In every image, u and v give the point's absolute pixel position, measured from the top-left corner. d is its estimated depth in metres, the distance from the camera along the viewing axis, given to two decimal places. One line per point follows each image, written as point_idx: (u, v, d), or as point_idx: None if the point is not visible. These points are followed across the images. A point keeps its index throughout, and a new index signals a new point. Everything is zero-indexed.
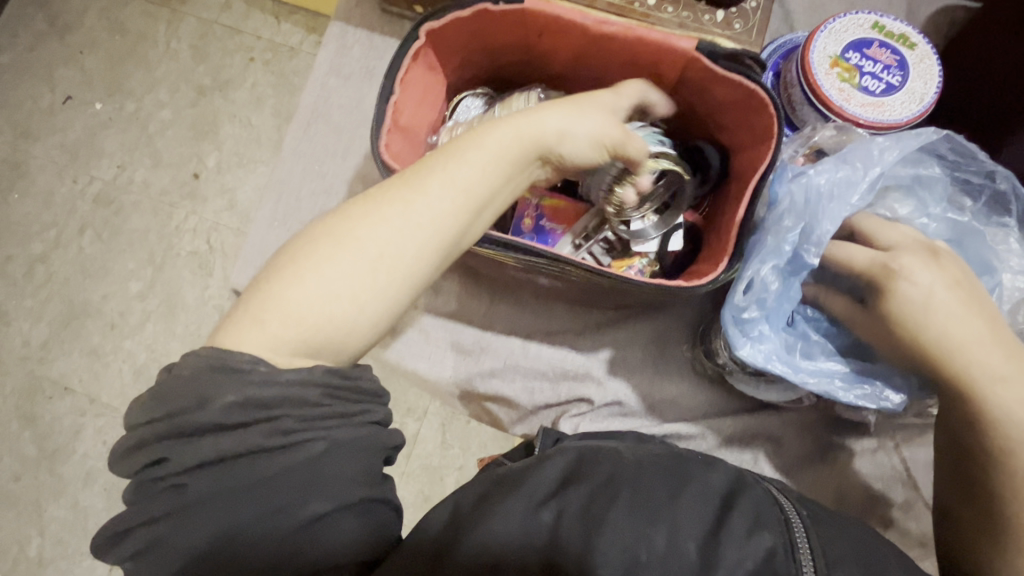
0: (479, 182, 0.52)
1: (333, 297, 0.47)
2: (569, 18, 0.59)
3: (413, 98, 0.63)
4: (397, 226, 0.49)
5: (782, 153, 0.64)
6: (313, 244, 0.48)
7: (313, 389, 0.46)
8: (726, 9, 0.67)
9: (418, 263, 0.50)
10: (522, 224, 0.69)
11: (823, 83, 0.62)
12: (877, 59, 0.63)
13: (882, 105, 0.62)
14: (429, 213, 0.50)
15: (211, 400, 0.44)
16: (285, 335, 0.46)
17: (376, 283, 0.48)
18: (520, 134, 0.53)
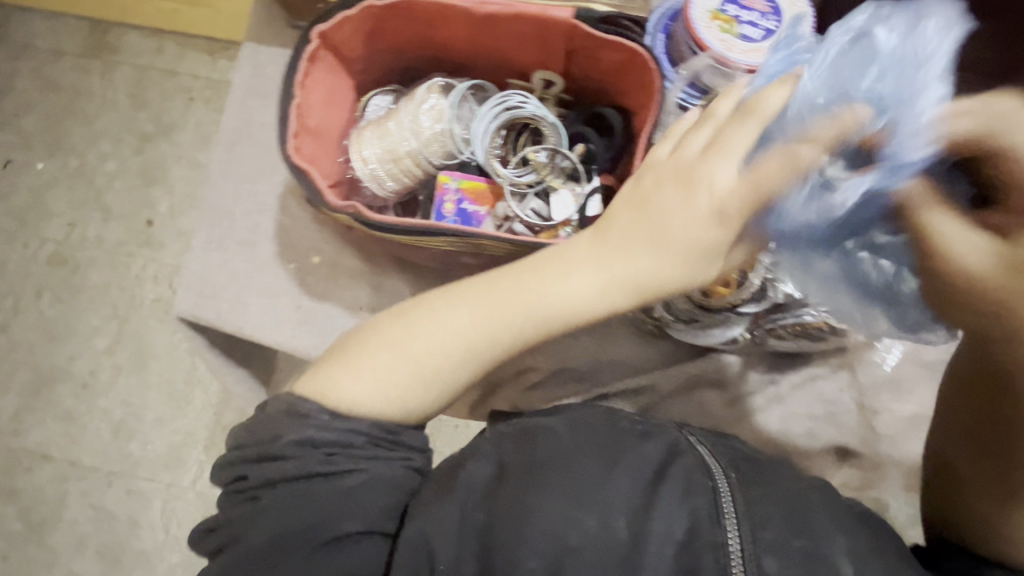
0: (502, 329, 0.56)
1: (391, 381, 0.55)
2: (451, 4, 0.61)
3: (317, 101, 0.64)
4: (409, 333, 0.56)
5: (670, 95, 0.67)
6: (371, 340, 0.57)
7: (319, 455, 0.53)
8: None
9: (445, 361, 0.56)
10: (444, 209, 0.69)
11: (705, 36, 0.65)
12: (753, 7, 0.66)
13: (762, 50, 0.65)
14: (425, 361, 0.56)
15: (282, 436, 0.53)
16: (373, 395, 0.55)
17: (401, 377, 0.55)
18: (538, 302, 0.56)
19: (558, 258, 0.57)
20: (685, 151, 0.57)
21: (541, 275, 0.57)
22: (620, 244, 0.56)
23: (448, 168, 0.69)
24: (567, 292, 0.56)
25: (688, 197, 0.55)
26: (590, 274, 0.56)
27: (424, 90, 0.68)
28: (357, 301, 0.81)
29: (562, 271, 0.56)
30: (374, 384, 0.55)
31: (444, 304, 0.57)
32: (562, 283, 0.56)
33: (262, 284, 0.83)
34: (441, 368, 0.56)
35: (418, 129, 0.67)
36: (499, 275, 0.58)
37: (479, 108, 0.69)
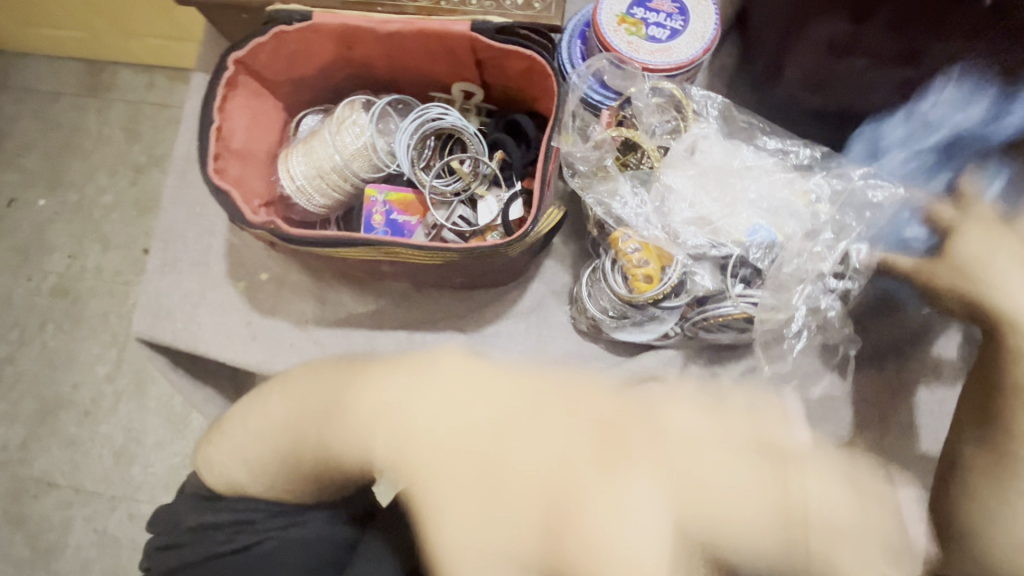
0: (400, 445, 0.49)
1: (268, 416, 0.62)
2: (357, 24, 0.63)
3: (241, 123, 0.67)
4: (286, 402, 0.61)
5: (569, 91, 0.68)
6: (280, 381, 0.64)
7: (236, 525, 0.67)
8: None
9: (288, 417, 0.60)
10: (374, 221, 0.71)
11: (612, 39, 0.67)
12: (660, 9, 0.68)
13: (669, 49, 0.67)
14: (294, 429, 0.59)
15: (183, 521, 0.69)
16: (262, 425, 0.63)
17: (297, 426, 0.59)
18: (434, 455, 0.48)
19: (397, 370, 0.52)
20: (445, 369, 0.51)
21: (389, 390, 0.51)
22: (494, 421, 0.47)
23: (374, 181, 0.72)
24: (460, 420, 0.48)
25: (417, 395, 0.50)
26: (483, 416, 0.47)
27: (346, 107, 0.71)
28: (303, 314, 0.84)
29: (392, 380, 0.52)
30: (262, 431, 0.62)
31: (274, 408, 0.61)
32: (383, 389, 0.51)
33: (215, 304, 0.85)
34: (301, 429, 0.58)
35: (341, 145, 0.69)
36: (344, 373, 0.57)
37: (403, 123, 0.71)
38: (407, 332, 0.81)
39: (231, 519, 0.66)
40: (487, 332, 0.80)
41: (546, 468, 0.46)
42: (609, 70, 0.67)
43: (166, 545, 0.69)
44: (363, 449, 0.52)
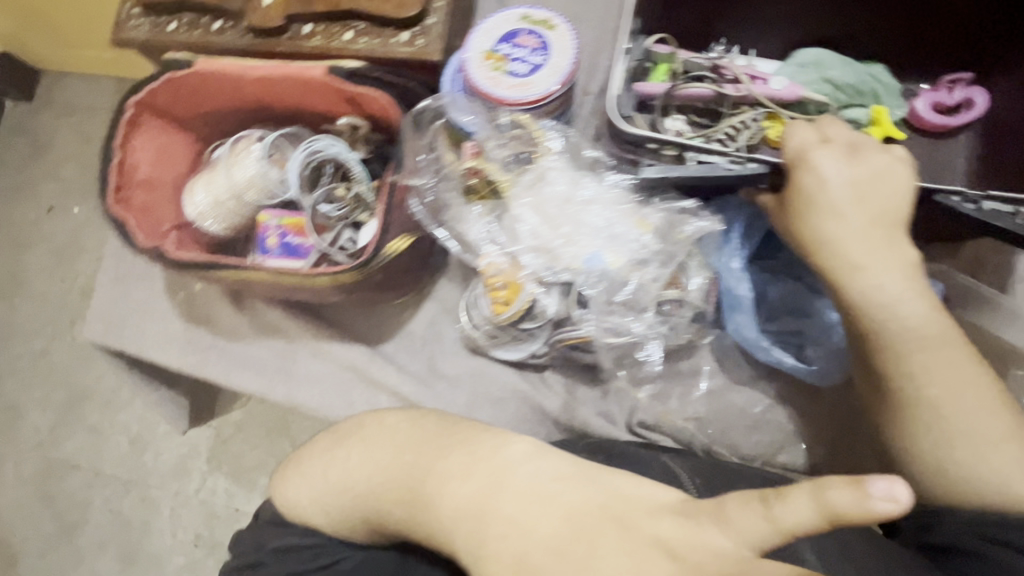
0: (474, 542, 0.45)
1: (344, 482, 0.61)
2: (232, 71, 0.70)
3: (147, 157, 0.75)
4: (358, 457, 0.61)
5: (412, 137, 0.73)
6: (354, 427, 0.66)
7: (304, 551, 0.64)
8: (410, 31, 0.78)
9: (363, 480, 0.59)
10: (268, 243, 0.79)
11: (476, 74, 0.71)
12: (525, 45, 0.72)
13: (528, 84, 0.70)
14: (362, 498, 0.59)
15: (266, 544, 0.66)
16: (319, 487, 0.63)
17: (355, 463, 0.61)
18: (497, 547, 0.43)
19: (479, 467, 0.49)
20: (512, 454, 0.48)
21: (458, 486, 0.49)
22: (546, 508, 0.42)
23: (269, 207, 0.79)
24: (532, 514, 0.43)
25: (471, 476, 0.49)
26: (561, 561, 0.39)
27: (243, 142, 0.78)
28: (227, 324, 0.92)
29: (463, 477, 0.49)
30: (334, 473, 0.62)
31: (382, 464, 0.58)
32: (456, 488, 0.49)
33: (155, 312, 0.95)
34: (392, 492, 0.55)
35: (235, 175, 0.76)
36: (434, 457, 0.54)
37: (292, 153, 0.78)
38: (314, 342, 0.88)
39: (309, 544, 0.64)
40: (385, 345, 0.87)
41: (618, 572, 0.37)
42: (478, 111, 0.72)
43: (276, 547, 0.65)
44: (448, 535, 0.48)
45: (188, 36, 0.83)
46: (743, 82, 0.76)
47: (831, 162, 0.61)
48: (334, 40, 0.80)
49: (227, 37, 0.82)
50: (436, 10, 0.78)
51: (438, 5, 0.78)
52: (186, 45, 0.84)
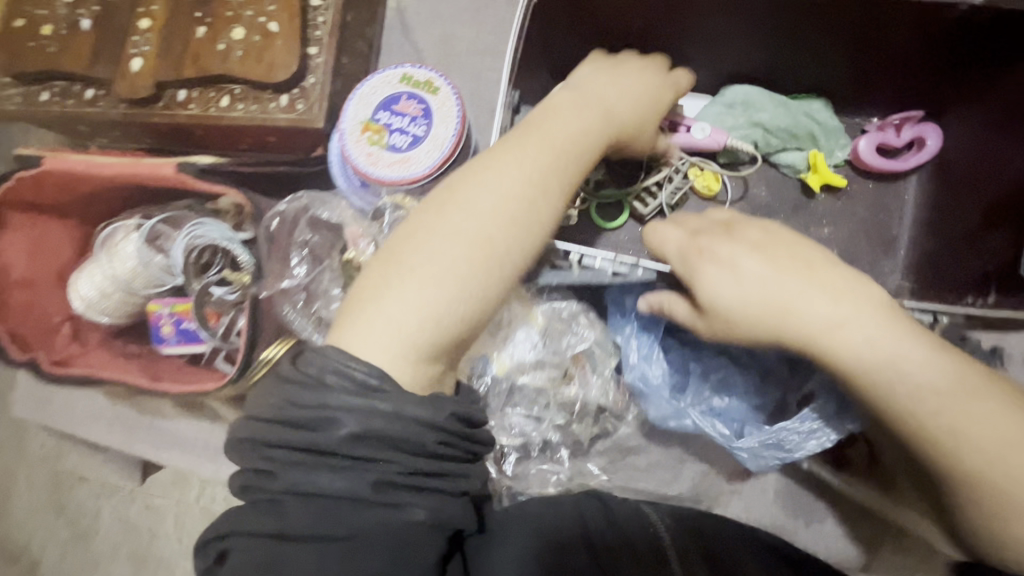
0: (457, 323, 0.48)
1: (411, 314, 0.46)
2: (84, 168, 0.64)
3: (19, 256, 0.72)
4: (434, 276, 0.47)
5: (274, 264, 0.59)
6: (377, 284, 0.48)
7: (431, 435, 0.43)
8: (289, 93, 0.71)
9: (424, 331, 0.47)
10: (164, 331, 0.75)
11: (353, 151, 0.64)
12: (405, 113, 0.64)
13: (408, 159, 0.63)
14: (393, 342, 0.46)
15: (336, 428, 0.42)
16: (419, 333, 0.46)
17: (422, 343, 0.46)
18: (490, 251, 0.48)
19: (421, 253, 0.48)
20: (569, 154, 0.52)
21: (425, 295, 0.47)
22: (480, 171, 0.50)
23: (158, 295, 0.74)
24: (495, 204, 0.49)
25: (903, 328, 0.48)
26: (514, 174, 0.50)
27: (121, 231, 0.72)
28: (151, 399, 0.89)
29: (396, 299, 0.47)
30: (426, 296, 0.47)
31: (409, 368, 0.46)
32: (403, 314, 0.46)
33: (78, 391, 0.91)
34: (414, 350, 0.46)
35: (115, 266, 0.72)
36: (356, 316, 0.47)
37: (176, 238, 0.73)
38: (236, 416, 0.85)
39: None
40: None
41: (566, 136, 0.52)
42: (367, 197, 0.66)
43: (290, 440, 0.42)
44: (453, 330, 0.48)
45: (59, 107, 0.77)
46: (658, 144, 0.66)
47: (728, 262, 0.52)
48: (211, 107, 0.73)
49: (99, 108, 0.75)
50: (316, 68, 0.71)
51: (318, 62, 0.71)
52: (61, 117, 0.77)
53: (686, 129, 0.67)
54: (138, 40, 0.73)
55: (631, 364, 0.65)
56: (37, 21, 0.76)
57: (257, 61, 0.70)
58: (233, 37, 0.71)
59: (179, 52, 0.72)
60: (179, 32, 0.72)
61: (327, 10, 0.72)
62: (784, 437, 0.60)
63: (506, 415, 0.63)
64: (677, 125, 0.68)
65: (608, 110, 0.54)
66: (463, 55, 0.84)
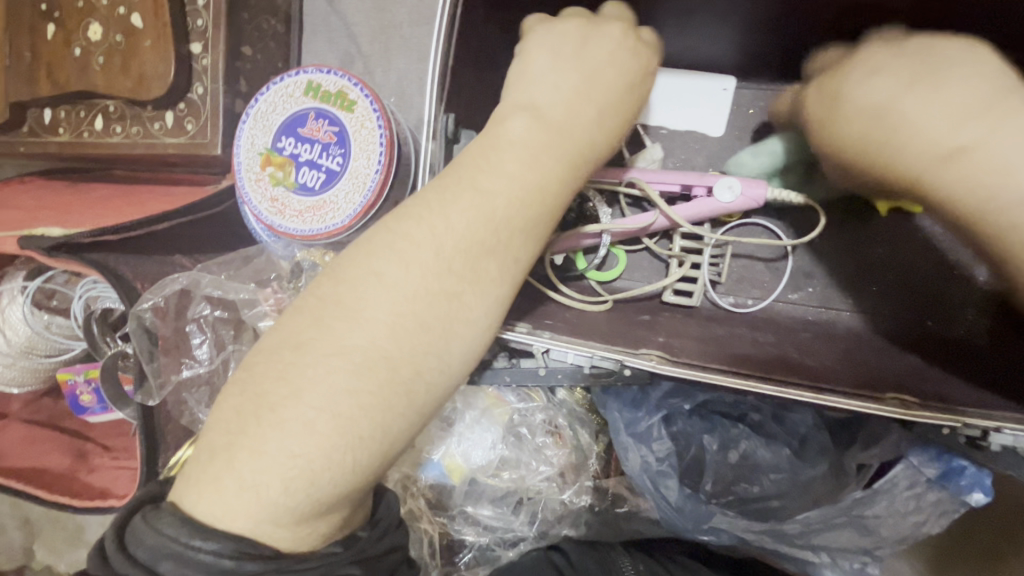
0: (350, 479, 0.34)
1: (284, 464, 0.33)
2: None
3: None
4: (314, 402, 0.34)
5: (147, 363, 0.46)
6: (239, 439, 0.34)
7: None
8: (174, 109, 0.55)
9: (297, 483, 0.33)
10: (83, 399, 0.65)
11: (253, 194, 0.49)
12: (314, 139, 0.49)
13: (322, 205, 0.48)
14: (256, 503, 0.33)
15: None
16: (289, 493, 0.33)
17: (296, 504, 0.33)
18: (411, 359, 0.35)
19: (326, 358, 0.34)
20: (533, 184, 0.36)
21: (320, 435, 0.33)
22: (417, 240, 0.35)
23: (70, 361, 0.64)
24: (420, 283, 0.35)
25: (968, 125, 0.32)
26: (475, 231, 0.35)
27: (7, 296, 0.60)
28: None
29: (287, 430, 0.33)
30: (283, 444, 0.33)
31: (292, 532, 0.34)
32: (294, 453, 0.33)
33: None
34: (292, 513, 0.33)
35: (8, 336, 0.61)
36: (219, 462, 0.34)
37: (73, 298, 0.60)
38: None
39: None
40: None
41: (525, 186, 0.36)
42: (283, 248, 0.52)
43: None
44: (354, 482, 0.35)
45: None
46: (660, 207, 0.51)
47: (869, 73, 0.37)
48: (83, 132, 0.57)
49: None
50: (203, 73, 0.54)
51: (204, 64, 0.54)
52: None
53: (706, 192, 0.52)
54: None
55: (620, 449, 0.48)
56: None
57: (123, 71, 0.53)
58: (89, 37, 0.54)
59: (29, 61, 0.56)
60: (25, 34, 0.56)
61: None
62: (874, 521, 0.48)
63: (483, 533, 0.50)
64: (694, 189, 0.52)
65: (580, 146, 0.38)
66: (403, 28, 0.65)
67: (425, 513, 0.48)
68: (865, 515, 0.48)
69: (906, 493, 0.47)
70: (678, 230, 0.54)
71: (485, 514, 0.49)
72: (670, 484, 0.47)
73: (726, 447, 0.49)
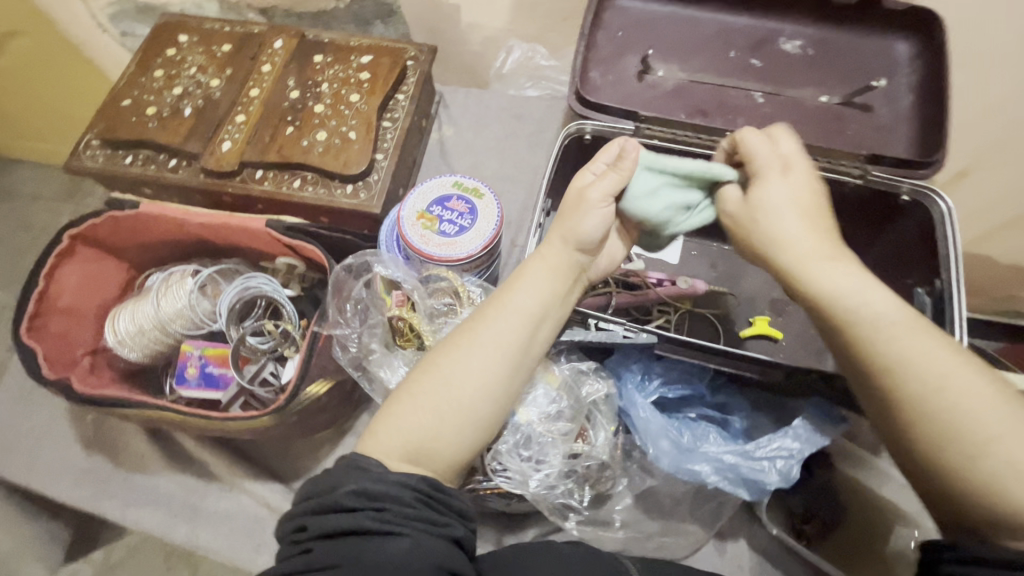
0: (426, 439, 0.58)
1: (395, 429, 0.58)
2: (173, 213, 0.74)
3: (73, 285, 0.76)
4: (410, 401, 0.60)
5: (329, 309, 0.74)
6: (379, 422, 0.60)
7: (413, 490, 0.54)
8: (354, 184, 0.87)
9: (397, 443, 0.58)
10: (188, 372, 0.79)
11: (408, 232, 0.79)
12: (455, 209, 0.81)
13: (455, 244, 0.78)
14: (383, 450, 0.58)
15: (343, 484, 0.53)
16: (395, 445, 0.58)
17: (398, 450, 0.58)
18: (457, 375, 0.61)
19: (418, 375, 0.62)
20: (533, 276, 0.65)
21: (410, 417, 0.59)
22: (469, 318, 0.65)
23: (194, 336, 0.80)
24: (472, 338, 0.62)
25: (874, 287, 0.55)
26: (498, 309, 0.63)
27: (177, 276, 0.80)
28: (138, 454, 0.87)
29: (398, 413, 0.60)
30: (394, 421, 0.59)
31: (394, 466, 0.56)
32: (394, 426, 0.59)
33: (55, 438, 0.89)
34: (396, 457, 0.57)
35: (163, 306, 0.77)
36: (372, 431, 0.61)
37: (226, 287, 0.80)
38: (229, 478, 0.84)
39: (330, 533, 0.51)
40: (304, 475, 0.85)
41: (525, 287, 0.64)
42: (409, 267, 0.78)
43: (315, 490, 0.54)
44: (427, 441, 0.58)
45: (145, 171, 0.89)
46: (646, 287, 0.86)
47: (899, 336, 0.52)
48: (283, 186, 0.87)
49: (179, 174, 0.88)
50: (380, 169, 0.88)
51: (383, 164, 0.89)
52: (138, 177, 0.89)
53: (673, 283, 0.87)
54: (232, 129, 0.90)
55: (633, 402, 0.72)
56: (143, 103, 0.92)
57: (335, 157, 0.87)
58: (316, 138, 0.88)
59: (266, 142, 0.88)
60: (269, 129, 0.89)
61: (395, 129, 0.92)
62: (796, 449, 0.67)
63: (539, 466, 0.68)
64: (663, 281, 0.87)
65: (549, 254, 0.65)
66: (489, 179, 1.06)
67: (500, 445, 0.67)
68: (794, 457, 0.67)
69: (808, 427, 0.68)
70: (657, 304, 0.86)
71: (536, 457, 0.68)
72: (661, 440, 0.69)
73: (694, 423, 0.74)
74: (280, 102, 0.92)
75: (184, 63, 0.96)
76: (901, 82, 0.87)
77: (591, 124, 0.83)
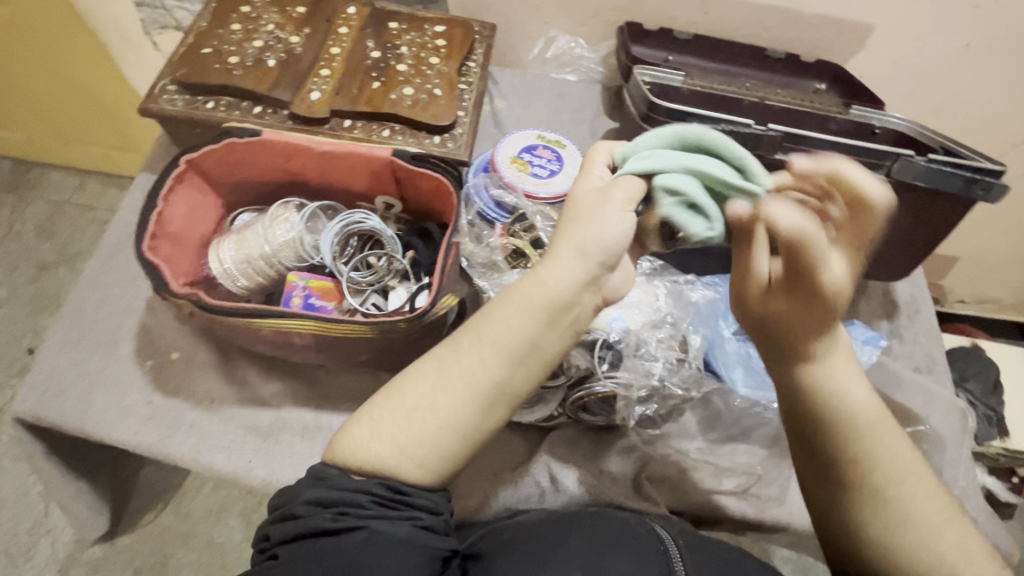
0: (407, 457, 0.59)
1: (378, 439, 0.59)
2: (297, 142, 0.79)
3: (180, 212, 0.78)
4: (393, 412, 0.60)
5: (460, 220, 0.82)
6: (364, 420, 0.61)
7: (367, 495, 0.57)
8: (441, 135, 0.94)
9: (378, 449, 0.59)
10: (292, 302, 0.79)
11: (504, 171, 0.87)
12: (543, 156, 0.90)
13: (549, 184, 0.87)
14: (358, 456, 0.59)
15: (298, 495, 0.57)
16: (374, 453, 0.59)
17: (376, 456, 0.59)
18: (441, 401, 0.60)
19: (408, 394, 0.61)
20: (531, 292, 0.61)
21: (392, 429, 0.59)
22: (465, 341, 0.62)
23: (298, 269, 0.81)
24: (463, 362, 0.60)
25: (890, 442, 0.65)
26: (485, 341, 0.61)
27: (280, 210, 0.83)
28: (210, 396, 0.87)
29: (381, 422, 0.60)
30: (377, 430, 0.59)
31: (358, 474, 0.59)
32: (374, 435, 0.59)
33: (118, 381, 0.87)
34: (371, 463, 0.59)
35: (272, 235, 0.79)
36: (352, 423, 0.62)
37: (329, 223, 0.84)
38: (313, 416, 0.87)
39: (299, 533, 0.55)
40: None
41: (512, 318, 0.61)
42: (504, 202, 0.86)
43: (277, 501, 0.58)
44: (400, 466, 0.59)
45: (228, 115, 0.90)
46: None
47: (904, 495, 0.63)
48: (373, 134, 0.92)
49: (266, 119, 0.91)
50: (462, 124, 0.95)
51: (465, 120, 0.96)
52: (221, 121, 0.90)
53: None
54: (318, 80, 0.93)
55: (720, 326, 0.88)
56: (224, 53, 0.94)
57: (424, 110, 0.93)
58: (404, 92, 0.94)
59: (355, 94, 0.93)
60: (355, 84, 0.94)
61: (471, 92, 0.99)
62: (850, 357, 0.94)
63: (644, 366, 0.80)
64: None
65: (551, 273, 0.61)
66: None
67: (618, 352, 0.79)
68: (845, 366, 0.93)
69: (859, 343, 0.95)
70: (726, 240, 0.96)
71: (643, 362, 0.80)
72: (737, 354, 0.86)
73: None
74: (362, 61, 0.97)
75: (260, 20, 0.99)
76: (833, 98, 1.09)
77: (648, 73, 0.99)
